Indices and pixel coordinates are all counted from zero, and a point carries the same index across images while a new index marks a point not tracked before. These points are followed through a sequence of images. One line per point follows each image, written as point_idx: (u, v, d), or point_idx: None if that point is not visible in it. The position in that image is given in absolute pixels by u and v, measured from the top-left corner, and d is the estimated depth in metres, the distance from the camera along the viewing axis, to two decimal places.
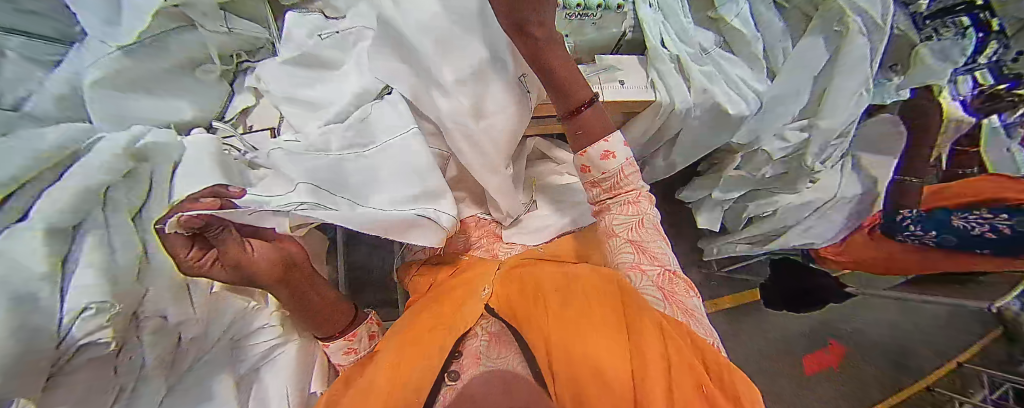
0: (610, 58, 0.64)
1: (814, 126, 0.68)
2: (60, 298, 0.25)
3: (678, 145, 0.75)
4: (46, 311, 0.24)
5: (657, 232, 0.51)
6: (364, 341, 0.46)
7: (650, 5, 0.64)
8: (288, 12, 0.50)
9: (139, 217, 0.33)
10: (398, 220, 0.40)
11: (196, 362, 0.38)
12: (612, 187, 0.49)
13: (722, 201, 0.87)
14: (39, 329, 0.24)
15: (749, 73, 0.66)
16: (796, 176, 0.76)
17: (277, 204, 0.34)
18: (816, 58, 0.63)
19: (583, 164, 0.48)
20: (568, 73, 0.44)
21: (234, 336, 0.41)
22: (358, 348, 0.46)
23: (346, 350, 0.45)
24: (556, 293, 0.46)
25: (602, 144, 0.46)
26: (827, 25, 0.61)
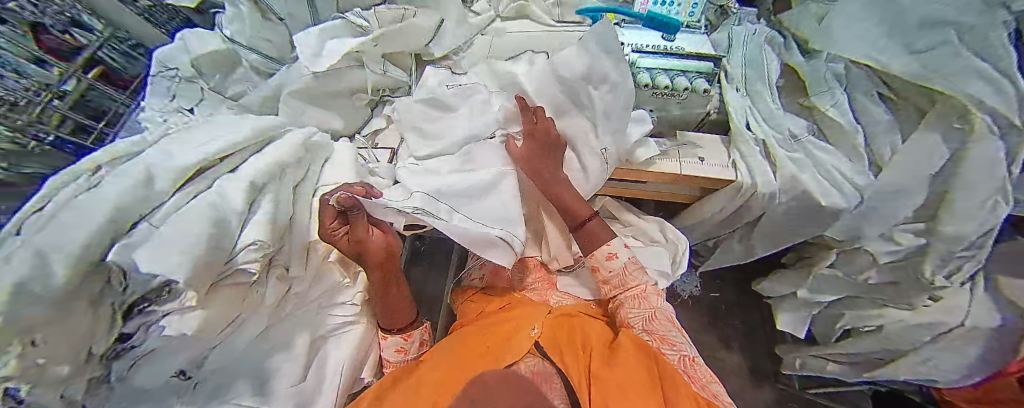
0: (691, 135, 0.68)
1: (934, 231, 0.60)
2: (241, 230, 0.34)
3: (759, 228, 0.72)
4: (232, 238, 0.33)
5: (671, 323, 0.54)
6: (415, 344, 0.52)
7: (737, 89, 0.67)
8: (429, 66, 0.63)
9: (299, 186, 0.43)
10: (482, 236, 0.48)
11: (292, 312, 0.46)
12: (621, 284, 0.58)
13: (811, 303, 0.78)
14: (223, 248, 0.32)
15: (848, 166, 0.62)
16: (907, 290, 0.66)
17: (400, 205, 0.44)
18: (932, 158, 0.58)
19: (593, 264, 0.59)
20: (570, 195, 0.57)
21: (323, 304, 0.48)
22: (409, 348, 0.52)
23: (398, 348, 0.51)
24: (600, 360, 0.47)
25: (605, 246, 0.58)
26: (946, 122, 0.57)
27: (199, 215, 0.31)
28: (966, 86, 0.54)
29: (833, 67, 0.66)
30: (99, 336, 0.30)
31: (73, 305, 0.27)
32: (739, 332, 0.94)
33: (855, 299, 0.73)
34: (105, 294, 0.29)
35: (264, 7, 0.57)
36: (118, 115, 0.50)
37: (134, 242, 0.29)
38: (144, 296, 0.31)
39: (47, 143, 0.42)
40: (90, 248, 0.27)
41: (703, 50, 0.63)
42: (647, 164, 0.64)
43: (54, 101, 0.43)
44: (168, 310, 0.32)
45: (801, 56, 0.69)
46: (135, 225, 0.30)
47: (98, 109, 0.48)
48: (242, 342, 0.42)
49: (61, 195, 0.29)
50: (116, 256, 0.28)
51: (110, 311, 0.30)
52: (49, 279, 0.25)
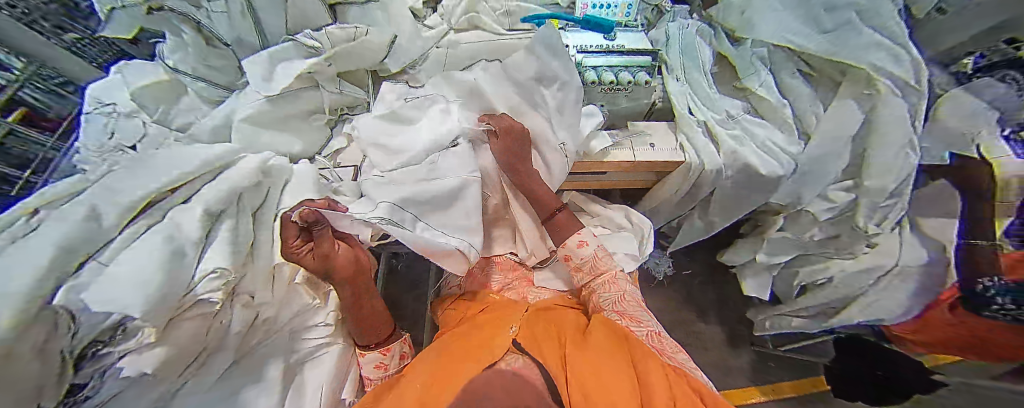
0: (641, 124, 0.73)
1: (860, 186, 0.67)
2: (199, 258, 0.36)
3: (714, 203, 0.77)
4: (189, 266, 0.34)
5: (638, 304, 0.57)
6: (394, 359, 0.53)
7: (678, 79, 0.72)
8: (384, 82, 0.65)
9: (257, 214, 0.44)
10: (440, 247, 0.51)
11: (262, 341, 0.46)
12: (592, 269, 0.61)
13: (770, 265, 0.85)
14: (179, 278, 0.33)
15: (781, 137, 0.69)
16: (847, 241, 0.74)
17: (365, 217, 0.45)
18: (850, 121, 0.65)
19: (565, 253, 0.62)
20: (541, 188, 0.61)
21: (295, 328, 0.49)
22: (387, 364, 0.52)
23: (378, 363, 0.52)
24: (577, 350, 0.49)
25: (577, 235, 0.62)
26: (857, 89, 0.65)
27: (153, 249, 0.32)
28: (868, 57, 0.61)
29: (758, 53, 0.71)
30: (47, 391, 0.28)
31: (17, 356, 0.25)
32: (713, 304, 1.00)
33: (808, 255, 0.81)
34: (51, 342, 0.27)
35: (209, 35, 0.58)
36: (46, 161, 0.45)
37: (81, 283, 0.29)
38: (97, 339, 0.30)
39: None
40: (36, 293, 0.26)
41: (641, 46, 0.68)
42: (603, 154, 0.68)
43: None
44: (124, 349, 0.32)
45: (731, 45, 0.74)
46: (82, 264, 0.30)
47: (17, 156, 0.42)
48: (208, 382, 0.41)
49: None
50: (63, 299, 0.28)
51: (60, 360, 0.28)
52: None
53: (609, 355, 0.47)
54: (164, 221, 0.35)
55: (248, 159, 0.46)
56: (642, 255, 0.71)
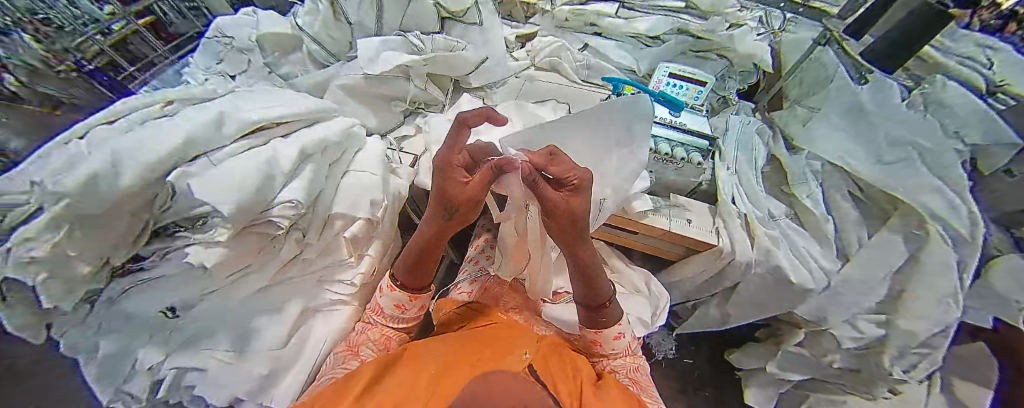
0: (682, 199, 0.74)
1: (893, 324, 0.65)
2: (283, 184, 0.42)
3: (736, 296, 0.76)
4: (271, 189, 0.40)
5: (648, 381, 0.60)
6: (415, 306, 0.54)
7: (728, 167, 0.73)
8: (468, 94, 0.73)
9: (333, 166, 0.51)
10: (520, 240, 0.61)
11: (294, 277, 0.51)
12: (621, 354, 0.61)
13: (778, 380, 0.80)
14: (261, 196, 0.39)
15: (818, 250, 0.68)
16: (870, 379, 0.69)
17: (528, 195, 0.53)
18: (894, 255, 0.64)
19: (597, 339, 0.59)
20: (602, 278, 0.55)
21: (321, 277, 0.53)
22: (407, 307, 0.54)
23: (397, 303, 0.53)
24: (593, 396, 0.48)
25: (616, 328, 0.58)
26: (906, 227, 0.64)
27: (251, 166, 0.38)
28: (924, 199, 0.62)
29: (813, 165, 0.73)
30: (123, 246, 0.36)
31: (118, 212, 0.33)
32: (708, 404, 0.93)
33: (817, 381, 0.77)
34: (145, 210, 0.36)
35: (338, 8, 0.65)
36: (151, 62, 0.61)
37: (190, 172, 0.35)
38: (176, 223, 0.38)
39: (83, 70, 0.52)
40: (157, 167, 0.34)
41: (704, 129, 0.71)
42: (641, 215, 0.69)
43: (98, 35, 0.55)
44: (194, 239, 0.38)
45: (787, 151, 0.77)
46: (194, 158, 0.37)
47: (137, 54, 0.60)
48: (241, 294, 0.47)
49: (129, 118, 0.37)
50: (174, 179, 0.34)
51: (144, 223, 0.37)
52: (116, 179, 0.32)
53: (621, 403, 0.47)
54: (266, 147, 0.42)
55: (340, 120, 0.53)
56: (652, 322, 0.71)
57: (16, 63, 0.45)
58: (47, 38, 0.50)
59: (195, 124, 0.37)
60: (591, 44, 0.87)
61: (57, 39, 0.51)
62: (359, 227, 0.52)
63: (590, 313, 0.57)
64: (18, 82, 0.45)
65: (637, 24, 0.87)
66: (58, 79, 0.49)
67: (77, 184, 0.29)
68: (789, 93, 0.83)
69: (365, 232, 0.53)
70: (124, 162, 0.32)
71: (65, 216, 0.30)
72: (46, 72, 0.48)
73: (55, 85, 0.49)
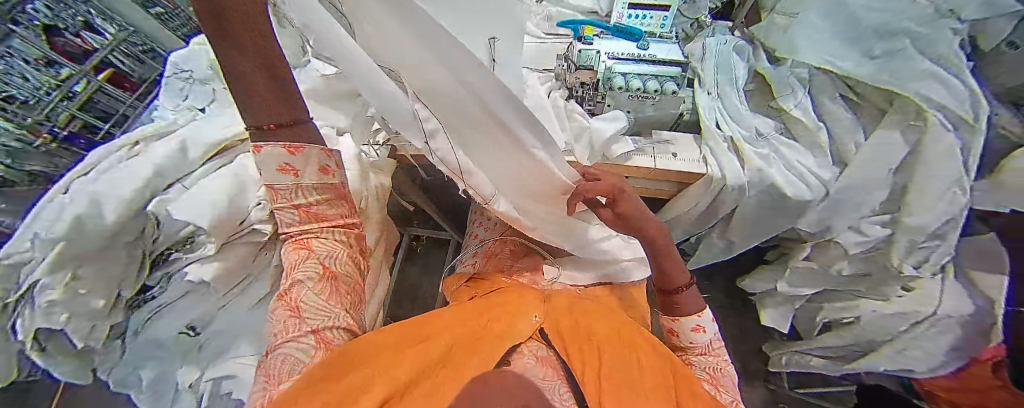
0: (665, 134, 0.72)
1: (898, 222, 0.63)
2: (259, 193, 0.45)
3: (735, 222, 0.75)
4: (246, 202, 0.43)
5: (726, 378, 0.51)
6: (312, 169, 0.39)
7: (708, 93, 0.71)
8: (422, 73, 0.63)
9: None
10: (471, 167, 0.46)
11: None
12: (703, 351, 0.54)
13: (791, 298, 0.80)
14: (237, 210, 0.42)
15: (813, 161, 0.67)
16: (881, 281, 0.68)
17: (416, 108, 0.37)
18: (893, 151, 0.61)
19: (673, 329, 0.55)
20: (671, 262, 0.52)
21: None
22: (298, 168, 0.38)
23: (281, 165, 0.37)
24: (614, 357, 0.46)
25: (693, 318, 0.52)
26: (905, 120, 0.61)
27: (219, 180, 0.42)
28: (915, 85, 0.58)
29: (799, 73, 0.69)
30: (127, 280, 0.42)
31: (111, 246, 0.39)
32: (727, 332, 0.95)
33: (832, 292, 0.76)
34: (137, 242, 0.41)
35: None
36: (123, 116, 0.61)
37: (167, 198, 0.40)
38: (169, 247, 0.43)
39: (59, 139, 0.52)
40: (135, 200, 0.39)
41: (675, 57, 0.68)
42: (624, 159, 0.68)
43: (64, 100, 0.51)
44: (189, 258, 0.43)
45: (770, 64, 0.73)
46: (170, 186, 0.42)
47: (105, 110, 0.58)
48: (246, 304, 0.52)
49: (105, 160, 0.41)
50: (154, 207, 0.39)
51: (141, 258, 0.42)
52: (98, 218, 0.37)
53: (648, 373, 0.45)
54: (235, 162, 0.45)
55: None
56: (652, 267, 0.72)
57: None
58: (16, 115, 0.48)
59: (158, 158, 0.42)
60: None
61: (24, 114, 0.48)
62: None
63: (664, 298, 0.54)
64: (2, 164, 0.49)
65: None
66: (40, 154, 0.51)
67: (67, 226, 0.36)
68: (766, 3, 0.77)
69: None
70: (103, 201, 0.38)
71: (66, 256, 0.36)
72: (29, 149, 0.50)
73: (36, 161, 0.51)
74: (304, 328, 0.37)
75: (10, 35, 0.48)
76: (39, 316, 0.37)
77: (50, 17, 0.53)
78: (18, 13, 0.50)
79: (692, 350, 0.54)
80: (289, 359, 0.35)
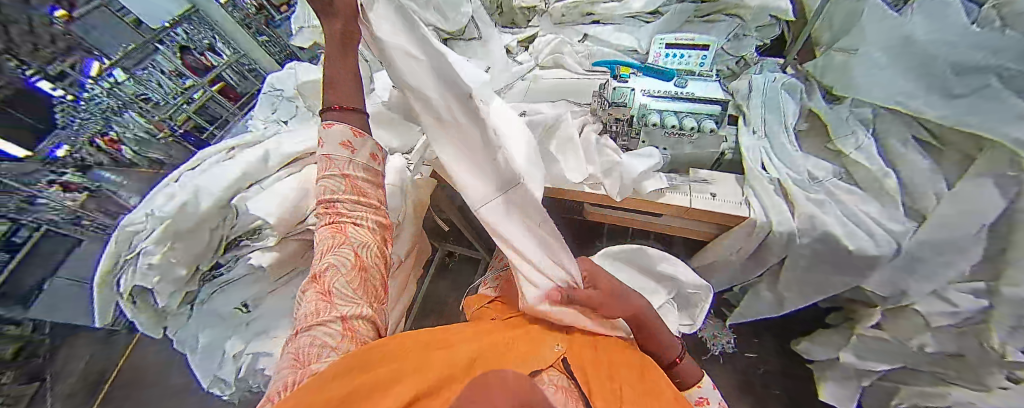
0: (704, 173, 0.69)
1: (996, 292, 0.52)
2: None
3: (784, 274, 0.67)
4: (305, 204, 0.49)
5: None
6: (366, 154, 0.40)
7: (753, 132, 0.68)
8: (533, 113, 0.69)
9: None
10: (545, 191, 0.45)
11: None
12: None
13: (859, 373, 0.68)
14: (298, 209, 0.48)
15: (879, 211, 0.58)
16: (977, 364, 0.56)
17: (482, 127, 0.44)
18: (984, 205, 0.52)
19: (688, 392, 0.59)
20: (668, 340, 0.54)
21: None
22: (355, 146, 0.39)
23: (343, 141, 0.38)
24: None
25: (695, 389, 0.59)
26: (996, 168, 0.51)
27: (289, 182, 0.49)
28: (1012, 130, 0.49)
29: (860, 113, 0.65)
30: (204, 256, 0.47)
31: (198, 227, 0.45)
32: (781, 404, 0.82)
33: (912, 372, 0.63)
34: (219, 228, 0.47)
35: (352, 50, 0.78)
36: (226, 120, 0.77)
37: (248, 195, 0.47)
38: (240, 235, 0.49)
39: (175, 134, 0.68)
40: (225, 194, 0.46)
41: (714, 94, 0.66)
42: (657, 195, 0.66)
43: (184, 104, 0.69)
44: (256, 246, 0.49)
45: (825, 103, 0.69)
46: (250, 186, 0.49)
47: (214, 115, 0.75)
48: (290, 293, 0.57)
49: (211, 162, 0.49)
50: (237, 201, 0.47)
51: (217, 241, 0.47)
52: (197, 204, 0.44)
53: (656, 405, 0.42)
54: (304, 170, 0.52)
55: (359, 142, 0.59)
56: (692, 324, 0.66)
57: (131, 138, 0.64)
58: (152, 111, 0.65)
59: (248, 161, 0.49)
60: (590, 34, 0.87)
61: (155, 112, 0.65)
62: None
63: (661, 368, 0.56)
64: (132, 150, 0.64)
65: (632, 4, 0.85)
66: (160, 145, 0.67)
67: (175, 208, 0.43)
68: (821, 39, 0.75)
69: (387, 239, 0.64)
70: (201, 193, 0.45)
71: (168, 231, 0.43)
72: (150, 139, 0.66)
73: (156, 150, 0.67)
74: (334, 313, 0.35)
75: (157, 52, 0.65)
76: (138, 276, 0.44)
77: (188, 40, 0.69)
78: (165, 35, 0.66)
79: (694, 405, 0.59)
80: (316, 342, 0.33)
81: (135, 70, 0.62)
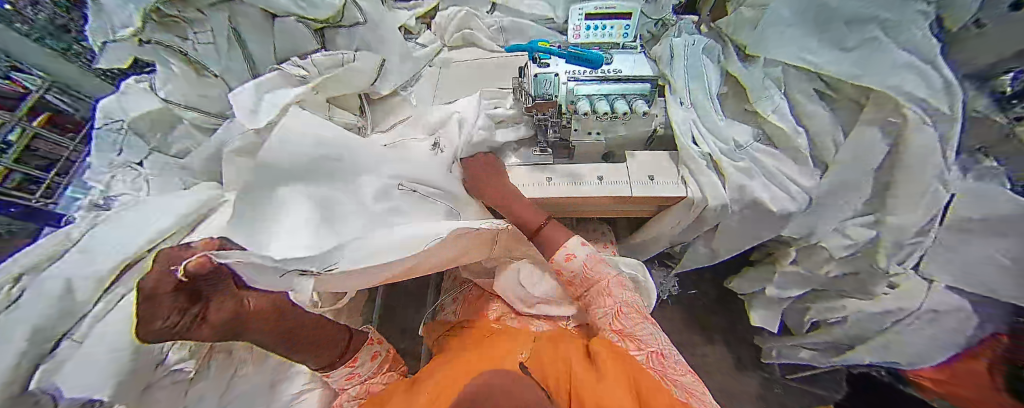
0: (641, 154, 0.68)
1: (882, 222, 0.61)
2: None
3: (718, 236, 0.72)
4: (155, 343, 0.38)
5: (641, 315, 0.52)
6: (366, 355, 0.50)
7: (682, 103, 0.67)
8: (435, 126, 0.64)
9: None
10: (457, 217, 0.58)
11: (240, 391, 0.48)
12: (584, 283, 0.55)
13: (779, 300, 0.80)
14: (145, 354, 0.37)
15: (794, 169, 0.63)
16: (868, 280, 0.66)
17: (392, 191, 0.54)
18: (870, 155, 0.58)
19: (567, 253, 0.55)
20: (521, 203, 0.60)
21: (276, 375, 0.51)
22: (360, 372, 0.49)
23: (349, 375, 0.49)
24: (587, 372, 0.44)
25: (562, 249, 0.56)
26: (881, 116, 0.57)
27: (119, 324, 0.36)
28: (895, 81, 0.54)
29: (772, 73, 0.66)
30: None
31: None
32: (719, 326, 0.97)
33: (819, 292, 0.75)
34: None
35: (198, 65, 0.60)
36: (70, 161, 0.58)
37: (51, 368, 0.34)
38: None
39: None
40: (13, 375, 0.32)
41: (641, 72, 0.61)
42: (600, 189, 0.64)
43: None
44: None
45: (742, 65, 0.69)
46: (59, 340, 0.35)
47: (48, 155, 0.56)
48: None
49: None
50: (38, 384, 0.33)
51: None
52: None
53: (616, 383, 0.40)
54: (137, 290, 0.38)
55: None
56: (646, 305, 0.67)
57: None
58: None
59: (44, 305, 0.35)
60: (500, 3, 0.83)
61: None
62: None
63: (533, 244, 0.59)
64: None
65: None
66: None
67: None
68: None
69: None
70: None
71: None
72: None
73: None
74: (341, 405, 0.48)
75: None
76: None
77: None
78: None
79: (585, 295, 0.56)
80: None
81: None
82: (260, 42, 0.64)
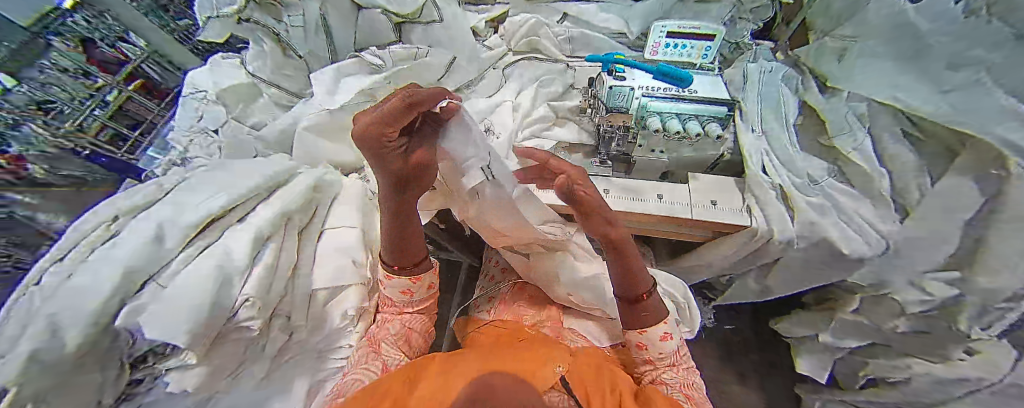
0: (704, 177, 0.65)
1: (969, 282, 0.54)
2: (246, 285, 0.42)
3: (775, 272, 0.68)
4: (229, 298, 0.39)
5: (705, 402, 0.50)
6: (422, 288, 0.53)
7: (753, 130, 0.65)
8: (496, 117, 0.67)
9: (303, 233, 0.52)
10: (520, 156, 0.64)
11: (289, 358, 0.51)
12: (669, 366, 0.53)
13: (832, 350, 0.74)
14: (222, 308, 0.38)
15: (871, 211, 0.59)
16: (940, 340, 0.60)
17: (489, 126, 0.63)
18: (964, 204, 0.52)
19: (664, 331, 0.52)
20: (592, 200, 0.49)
21: (322, 349, 0.54)
22: (414, 291, 0.53)
23: (403, 289, 0.52)
24: None
25: (662, 326, 0.52)
26: (980, 166, 0.51)
27: (199, 272, 0.38)
28: (1000, 128, 0.48)
29: (855, 107, 0.62)
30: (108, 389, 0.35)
31: (83, 364, 0.33)
32: (756, 368, 0.92)
33: (875, 346, 0.69)
34: (113, 350, 0.35)
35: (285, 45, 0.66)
36: (151, 125, 0.62)
37: (140, 304, 0.35)
38: (143, 352, 0.37)
39: (84, 156, 0.53)
40: (105, 311, 0.33)
41: (716, 94, 0.59)
42: (661, 209, 0.61)
43: (97, 109, 0.54)
44: (169, 366, 0.38)
45: (821, 96, 0.67)
46: (143, 285, 0.37)
47: (137, 118, 0.60)
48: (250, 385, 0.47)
49: (81, 248, 0.37)
50: (123, 322, 0.34)
51: (118, 363, 0.36)
52: (59, 346, 0.31)
53: None
54: (217, 245, 0.41)
55: (305, 176, 0.55)
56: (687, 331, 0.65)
57: (37, 153, 0.48)
58: (59, 123, 0.50)
59: (137, 248, 0.37)
60: (571, 13, 0.81)
61: (62, 122, 0.51)
62: (357, 300, 0.54)
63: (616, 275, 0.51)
64: (43, 170, 0.49)
65: None
66: (79, 162, 0.53)
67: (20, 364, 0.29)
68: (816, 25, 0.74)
69: (364, 300, 0.54)
70: (62, 327, 0.32)
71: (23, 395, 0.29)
72: (70, 157, 0.51)
73: (73, 167, 0.52)
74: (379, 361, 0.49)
75: (50, 49, 0.51)
76: None
77: (89, 29, 0.56)
78: (57, 24, 0.52)
79: (661, 363, 0.53)
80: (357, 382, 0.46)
81: (27, 73, 0.49)
82: (346, 33, 0.67)
